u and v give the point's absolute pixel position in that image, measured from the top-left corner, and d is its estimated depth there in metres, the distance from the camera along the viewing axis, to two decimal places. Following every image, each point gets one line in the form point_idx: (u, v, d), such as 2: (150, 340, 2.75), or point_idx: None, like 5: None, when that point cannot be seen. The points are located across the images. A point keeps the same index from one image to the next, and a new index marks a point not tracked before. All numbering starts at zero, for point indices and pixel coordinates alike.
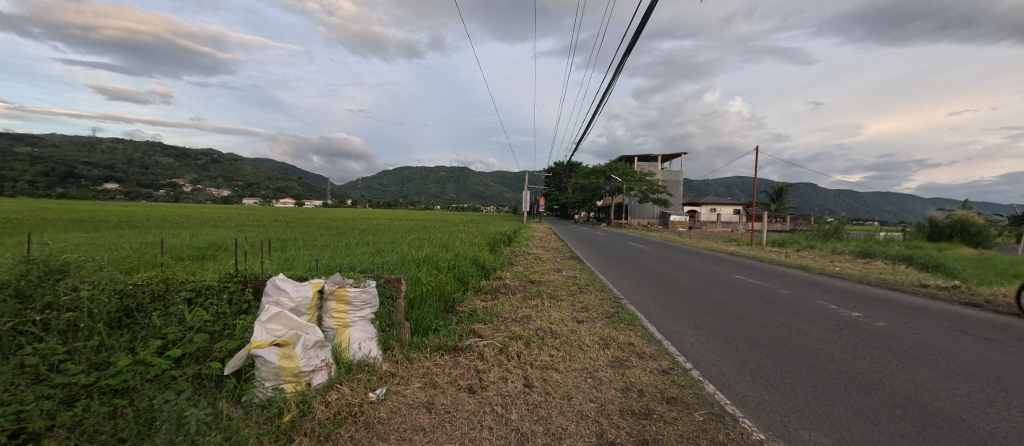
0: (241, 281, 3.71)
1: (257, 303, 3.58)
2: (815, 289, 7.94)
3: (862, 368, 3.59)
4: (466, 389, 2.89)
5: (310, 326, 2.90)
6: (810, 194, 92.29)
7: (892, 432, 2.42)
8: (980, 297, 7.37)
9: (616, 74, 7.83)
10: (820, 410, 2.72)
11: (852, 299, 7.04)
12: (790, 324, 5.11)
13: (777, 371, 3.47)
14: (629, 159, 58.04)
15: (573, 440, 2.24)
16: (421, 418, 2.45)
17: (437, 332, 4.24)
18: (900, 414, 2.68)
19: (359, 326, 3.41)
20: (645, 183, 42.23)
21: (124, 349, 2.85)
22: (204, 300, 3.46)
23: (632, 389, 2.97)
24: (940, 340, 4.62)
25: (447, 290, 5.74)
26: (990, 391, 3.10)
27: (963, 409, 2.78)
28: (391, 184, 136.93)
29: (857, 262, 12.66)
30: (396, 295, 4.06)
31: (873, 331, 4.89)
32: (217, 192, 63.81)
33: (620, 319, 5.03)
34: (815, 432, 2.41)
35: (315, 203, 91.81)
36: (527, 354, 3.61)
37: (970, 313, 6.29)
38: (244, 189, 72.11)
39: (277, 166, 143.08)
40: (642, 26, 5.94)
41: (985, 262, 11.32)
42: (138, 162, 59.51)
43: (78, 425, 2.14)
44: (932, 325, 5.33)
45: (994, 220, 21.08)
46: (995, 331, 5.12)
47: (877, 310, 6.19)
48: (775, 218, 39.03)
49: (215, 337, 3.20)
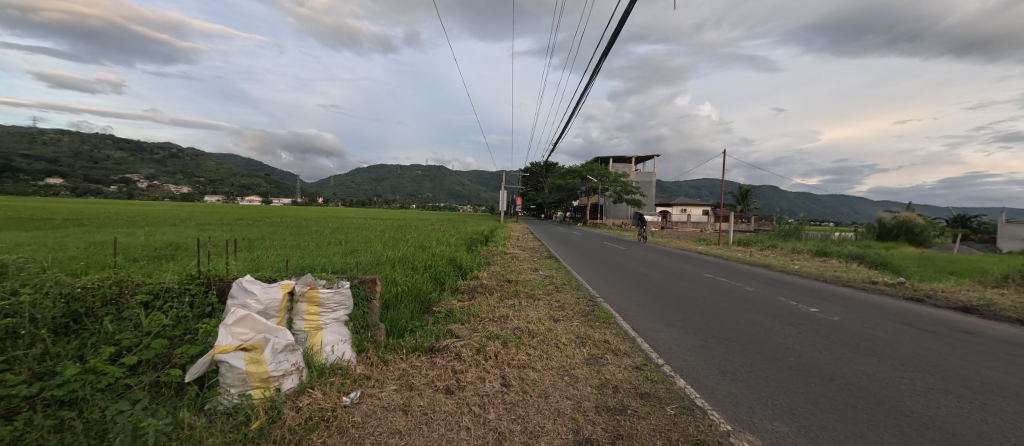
0: (205, 283, 3.55)
1: (221, 306, 3.43)
2: (777, 286, 8.35)
3: (818, 360, 3.82)
4: (443, 390, 2.87)
5: (279, 329, 2.77)
6: (773, 197, 96.98)
7: (846, 420, 2.58)
8: (922, 292, 7.99)
9: (593, 76, 8.12)
10: (782, 401, 2.86)
11: (811, 295, 7.45)
12: (755, 320, 5.33)
13: (744, 365, 3.62)
14: (603, 160, 59.07)
15: (550, 438, 2.25)
16: (398, 421, 2.40)
17: (414, 333, 4.18)
18: (853, 402, 2.86)
19: (332, 328, 3.32)
20: (619, 184, 42.81)
21: (72, 357, 2.65)
22: (162, 304, 3.28)
23: (607, 386, 3.04)
24: (888, 332, 4.98)
25: (423, 290, 5.65)
26: (931, 380, 3.36)
27: (908, 396, 3.01)
28: (364, 183, 133.06)
29: (814, 261, 13.40)
30: (371, 296, 4.00)
31: (832, 326, 5.18)
32: (176, 189, 60.21)
33: (595, 317, 5.12)
34: (777, 422, 2.54)
35: (283, 201, 88.00)
36: (504, 353, 3.61)
37: (914, 307, 6.77)
38: (205, 186, 68.36)
39: (244, 162, 137.08)
40: (616, 32, 6.21)
41: (926, 261, 12.28)
42: (86, 156, 55.34)
43: (19, 441, 1.96)
44: (879, 319, 5.73)
45: (933, 221, 22.88)
46: (935, 324, 5.54)
47: (833, 305, 6.58)
48: (742, 219, 40.76)
49: (176, 343, 3.03)
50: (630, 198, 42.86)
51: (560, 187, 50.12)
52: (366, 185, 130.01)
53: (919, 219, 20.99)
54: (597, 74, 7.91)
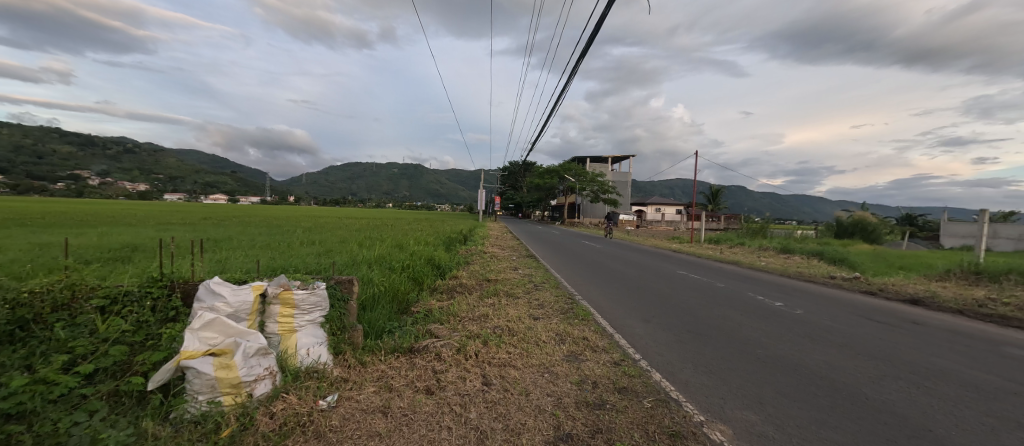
0: (168, 286, 3.38)
1: (187, 310, 3.29)
2: (745, 282, 8.73)
3: (783, 351, 4.02)
4: (423, 391, 2.84)
5: (251, 332, 2.66)
6: (741, 197, 101.00)
7: (809, 407, 2.74)
8: (875, 286, 8.55)
9: (571, 76, 8.23)
10: (751, 391, 3.00)
11: (776, 290, 7.83)
12: (726, 315, 5.55)
13: (716, 358, 3.77)
14: (581, 160, 59.84)
15: (531, 434, 2.28)
16: (377, 423, 2.36)
17: (393, 334, 4.12)
18: (815, 390, 3.04)
19: (307, 331, 3.22)
20: (596, 183, 43.47)
21: (18, 367, 2.45)
22: (121, 308, 3.09)
23: (587, 382, 3.09)
24: (846, 324, 5.29)
25: (401, 290, 5.57)
26: (883, 367, 3.60)
27: (864, 383, 3.21)
28: (337, 181, 129.35)
29: (779, 258, 14.06)
30: (348, 297, 3.93)
31: (795, 319, 5.46)
32: (132, 187, 56.64)
33: (574, 314, 5.19)
34: (746, 411, 2.66)
35: (251, 199, 84.49)
36: (484, 352, 3.62)
37: (869, 300, 7.23)
38: (165, 184, 64.66)
39: (208, 159, 130.56)
40: (594, 33, 6.31)
41: (879, 257, 13.12)
42: (29, 150, 51.23)
43: None
44: (838, 312, 6.09)
45: (884, 220, 24.44)
46: (887, 316, 5.94)
47: (797, 299, 6.94)
48: (712, 218, 42.24)
49: (137, 349, 2.87)
50: (607, 198, 43.57)
51: (538, 187, 50.45)
52: (340, 183, 126.60)
53: (872, 218, 22.37)
54: (575, 75, 8.01)
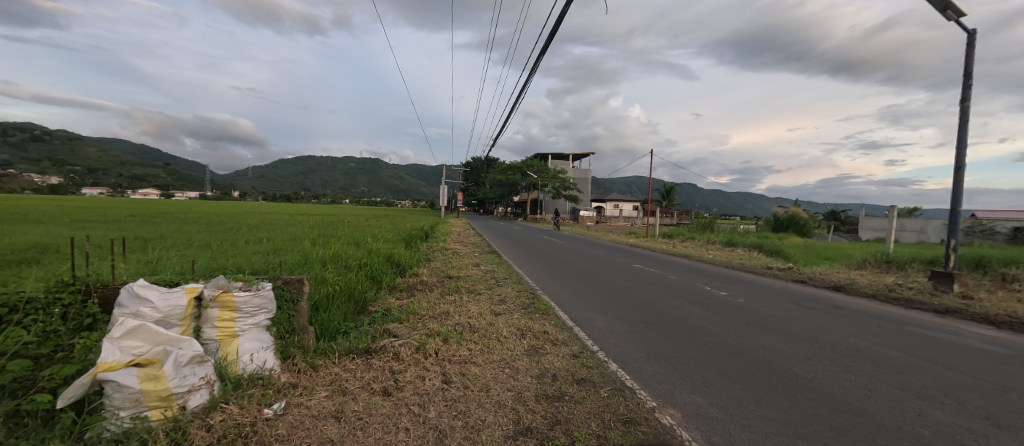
0: (82, 291, 3.01)
1: (106, 317, 2.95)
2: (695, 274, 9.25)
3: (727, 338, 4.29)
4: (379, 392, 2.73)
5: (184, 339, 2.42)
6: (692, 194, 106.92)
7: (750, 388, 2.93)
8: (806, 275, 9.37)
9: (532, 72, 8.25)
10: (698, 376, 3.17)
11: (722, 281, 8.37)
12: (677, 305, 5.84)
13: (668, 346, 3.94)
14: (542, 157, 60.58)
15: (491, 430, 2.26)
16: (328, 429, 2.23)
17: (348, 335, 3.93)
18: (754, 372, 3.26)
19: (250, 335, 2.99)
20: (557, 180, 44.18)
21: None
22: (22, 317, 2.70)
23: (546, 375, 3.11)
24: (781, 310, 5.76)
25: (357, 290, 5.33)
26: (812, 348, 3.94)
27: (796, 363, 3.50)
28: (287, 175, 122.00)
29: (725, 250, 15.05)
30: (298, 298, 3.72)
31: (738, 307, 5.86)
32: (42, 180, 50.03)
33: (535, 309, 5.24)
34: (694, 394, 2.80)
35: (187, 195, 77.50)
36: (445, 350, 3.54)
37: (801, 288, 7.91)
38: (83, 177, 57.68)
39: (137, 149, 118.21)
40: (553, 31, 6.35)
41: (809, 249, 14.42)
42: None
43: None
44: (774, 299, 6.61)
45: (813, 215, 26.86)
46: (816, 302, 6.52)
47: (739, 289, 7.46)
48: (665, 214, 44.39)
49: (42, 363, 2.51)
50: (568, 194, 44.46)
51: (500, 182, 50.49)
52: (290, 177, 119.49)
53: (803, 213, 24.51)
54: (535, 73, 8.03)
